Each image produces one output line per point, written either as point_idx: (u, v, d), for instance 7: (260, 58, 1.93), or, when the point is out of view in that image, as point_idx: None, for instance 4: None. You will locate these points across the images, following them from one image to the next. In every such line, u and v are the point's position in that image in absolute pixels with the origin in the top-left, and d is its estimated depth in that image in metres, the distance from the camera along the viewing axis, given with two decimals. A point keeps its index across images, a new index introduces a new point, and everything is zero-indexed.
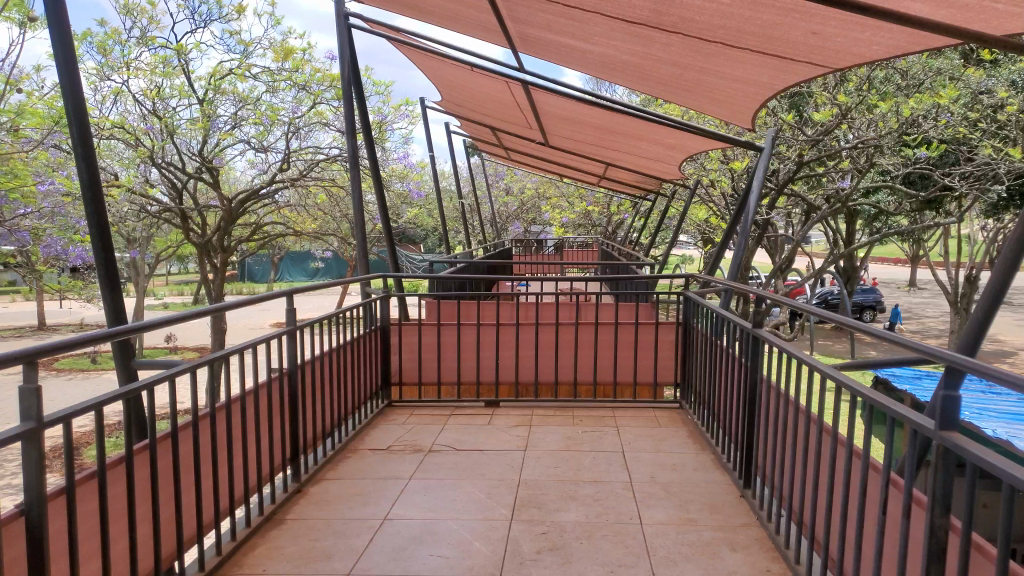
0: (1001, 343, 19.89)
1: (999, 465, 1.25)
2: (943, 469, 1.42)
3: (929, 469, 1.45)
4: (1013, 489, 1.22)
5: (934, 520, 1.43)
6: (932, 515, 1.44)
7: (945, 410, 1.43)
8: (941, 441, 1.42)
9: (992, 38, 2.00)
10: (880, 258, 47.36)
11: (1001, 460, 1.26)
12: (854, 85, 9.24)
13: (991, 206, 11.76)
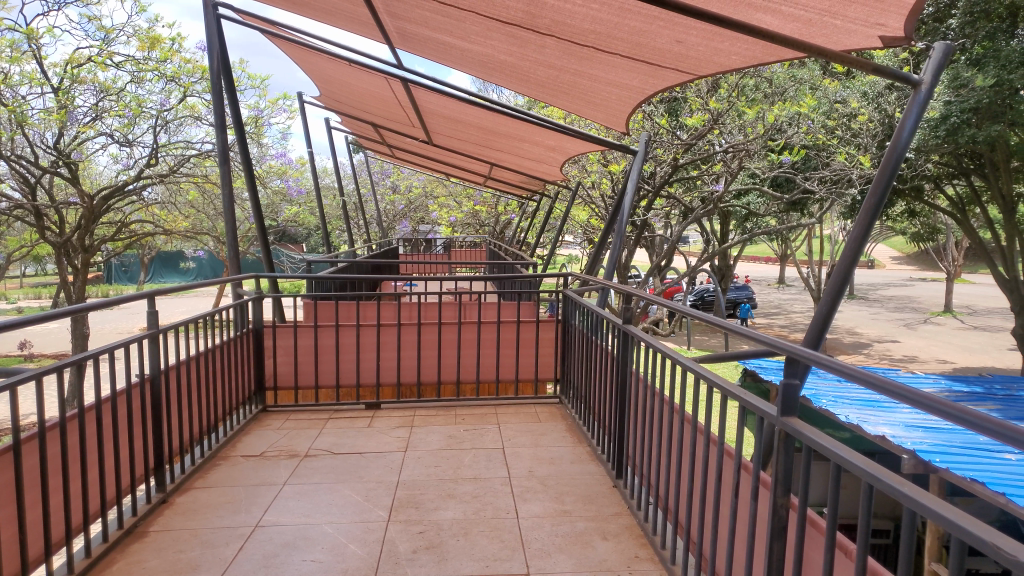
0: (858, 336, 21.44)
1: (829, 446, 1.36)
2: (783, 451, 1.52)
3: (772, 453, 1.56)
4: (839, 467, 1.33)
5: (777, 500, 1.53)
6: (775, 495, 1.55)
7: (786, 398, 1.54)
8: (782, 426, 1.52)
9: (830, 53, 2.18)
10: (751, 258, 50.14)
11: (831, 441, 1.37)
12: (724, 91, 9.72)
13: (847, 209, 12.67)
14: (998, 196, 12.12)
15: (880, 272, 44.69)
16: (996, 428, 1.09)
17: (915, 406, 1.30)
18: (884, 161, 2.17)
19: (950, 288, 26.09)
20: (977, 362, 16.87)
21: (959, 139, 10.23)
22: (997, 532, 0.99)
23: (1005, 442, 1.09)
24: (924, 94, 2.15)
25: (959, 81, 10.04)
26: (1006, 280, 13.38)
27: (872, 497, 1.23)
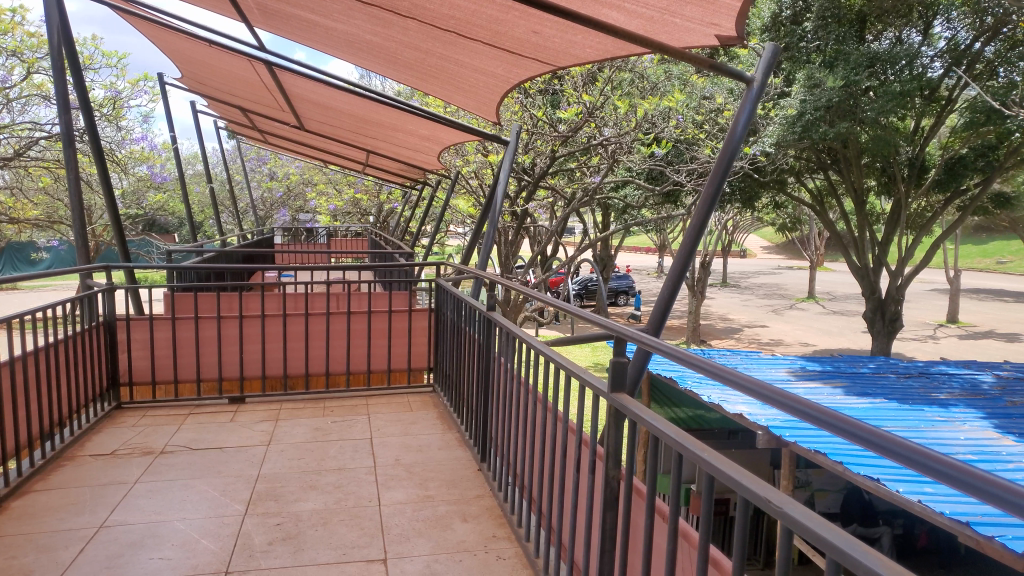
0: (729, 321, 22.67)
1: (648, 418, 1.49)
2: (613, 425, 1.65)
3: (604, 427, 1.68)
4: (657, 436, 1.46)
5: (608, 472, 1.67)
6: (608, 468, 1.68)
7: (615, 375, 1.67)
8: (611, 401, 1.65)
9: (672, 49, 2.30)
10: (632, 248, 51.87)
11: (650, 414, 1.50)
12: (599, 84, 9.98)
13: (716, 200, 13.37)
14: (851, 189, 13.09)
15: (749, 261, 47.34)
16: (782, 399, 1.25)
17: (726, 382, 1.44)
18: (721, 153, 2.32)
19: (812, 275, 27.97)
20: (833, 345, 18.19)
21: (813, 136, 10.73)
22: (775, 489, 1.13)
23: (790, 411, 1.24)
24: (756, 90, 2.31)
25: (812, 81, 10.64)
26: (858, 267, 14.41)
27: (682, 465, 1.37)
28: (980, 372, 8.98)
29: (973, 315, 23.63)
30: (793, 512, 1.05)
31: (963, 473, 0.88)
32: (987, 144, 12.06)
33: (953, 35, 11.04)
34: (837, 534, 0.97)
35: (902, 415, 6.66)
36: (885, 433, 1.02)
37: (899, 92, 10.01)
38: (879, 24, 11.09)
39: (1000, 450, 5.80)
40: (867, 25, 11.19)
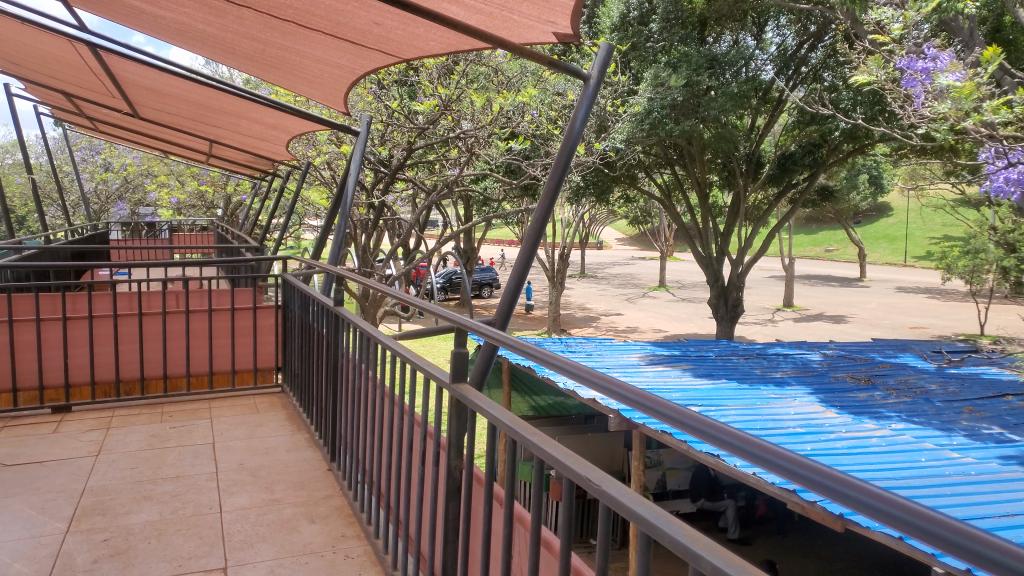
0: (587, 310, 23.43)
1: (486, 407, 1.53)
2: (454, 414, 1.69)
3: (445, 418, 1.71)
4: (494, 424, 1.51)
5: (451, 463, 1.72)
6: (450, 459, 1.72)
7: (457, 365, 1.70)
8: (452, 391, 1.68)
9: (512, 45, 2.33)
10: (492, 240, 52.52)
11: (488, 402, 1.55)
12: (453, 77, 9.97)
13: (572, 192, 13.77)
14: (697, 182, 13.84)
15: (605, 252, 49.00)
16: (606, 383, 1.32)
17: (559, 369, 1.50)
18: (562, 145, 2.38)
19: (663, 265, 29.39)
20: (683, 331, 19.24)
21: (661, 133, 11.25)
22: (594, 467, 1.19)
23: (613, 396, 1.31)
24: (592, 87, 2.41)
25: (657, 80, 11.17)
26: (703, 256, 15.28)
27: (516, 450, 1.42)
28: (809, 351, 9.79)
29: (804, 300, 25.70)
30: (609, 488, 1.11)
31: (742, 441, 0.98)
32: (813, 141, 13.18)
33: (782, 41, 12.03)
34: (645, 505, 1.05)
35: (741, 394, 7.15)
36: (687, 410, 1.10)
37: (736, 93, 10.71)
38: (717, 27, 11.85)
39: (824, 422, 6.37)
40: (707, 27, 11.85)
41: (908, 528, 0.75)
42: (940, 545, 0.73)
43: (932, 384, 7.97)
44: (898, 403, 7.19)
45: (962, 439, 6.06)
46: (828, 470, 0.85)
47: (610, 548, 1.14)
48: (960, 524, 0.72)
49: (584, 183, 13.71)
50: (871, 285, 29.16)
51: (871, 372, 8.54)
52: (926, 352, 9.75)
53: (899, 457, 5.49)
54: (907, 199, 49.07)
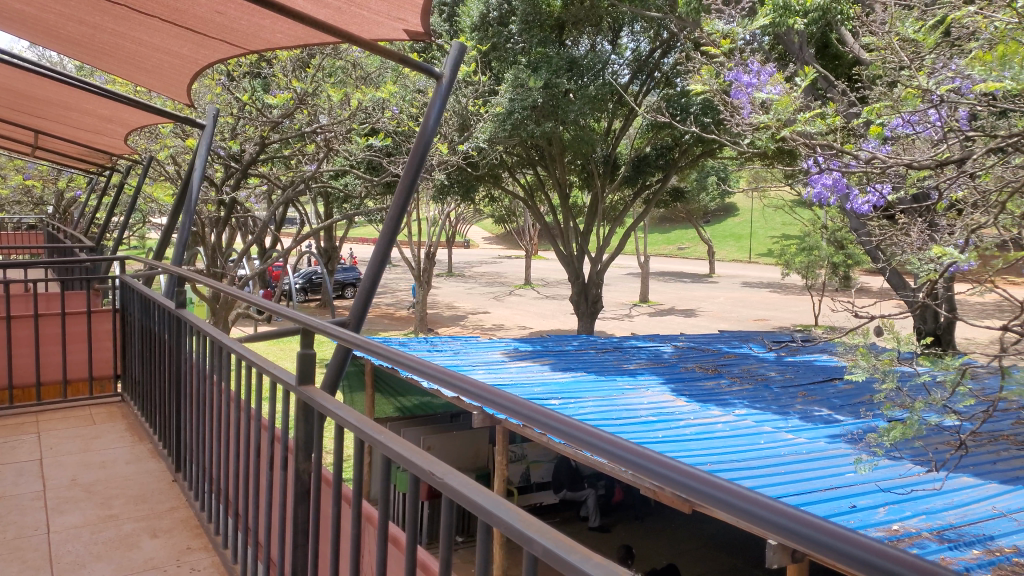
0: (453, 309, 23.46)
1: (333, 408, 1.53)
2: (300, 416, 1.66)
3: (292, 421, 1.68)
4: (341, 425, 1.50)
5: (299, 465, 1.69)
6: (298, 462, 1.70)
7: (304, 366, 1.67)
8: (299, 394, 1.65)
9: (363, 40, 2.31)
10: (356, 238, 51.52)
11: (335, 403, 1.54)
12: (309, 71, 9.70)
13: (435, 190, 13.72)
14: (558, 183, 14.18)
15: (471, 251, 49.31)
16: (454, 379, 1.36)
17: (407, 369, 1.53)
18: (416, 141, 2.38)
19: (527, 263, 29.90)
20: (547, 327, 19.68)
21: (521, 133, 11.46)
22: (438, 461, 1.23)
23: (461, 393, 1.34)
24: (445, 86, 2.43)
25: (517, 81, 11.35)
26: (565, 255, 15.66)
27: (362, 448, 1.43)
28: (662, 344, 10.30)
29: (659, 295, 26.98)
30: (450, 481, 1.14)
31: (593, 437, 1.02)
32: (665, 145, 13.86)
33: (636, 46, 12.51)
34: (485, 495, 1.08)
35: (599, 386, 7.42)
36: (530, 402, 1.16)
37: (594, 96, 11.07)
38: (575, 31, 12.19)
39: (675, 410, 6.74)
40: (565, 31, 12.16)
41: (720, 504, 0.84)
42: (742, 517, 0.83)
43: (771, 372, 8.60)
44: (741, 390, 7.71)
45: (797, 421, 6.60)
46: (658, 456, 0.94)
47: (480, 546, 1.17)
48: (760, 496, 0.83)
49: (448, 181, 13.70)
50: (720, 281, 31.03)
51: (717, 362, 9.11)
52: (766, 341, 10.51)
53: (740, 440, 5.90)
54: (750, 199, 52.62)
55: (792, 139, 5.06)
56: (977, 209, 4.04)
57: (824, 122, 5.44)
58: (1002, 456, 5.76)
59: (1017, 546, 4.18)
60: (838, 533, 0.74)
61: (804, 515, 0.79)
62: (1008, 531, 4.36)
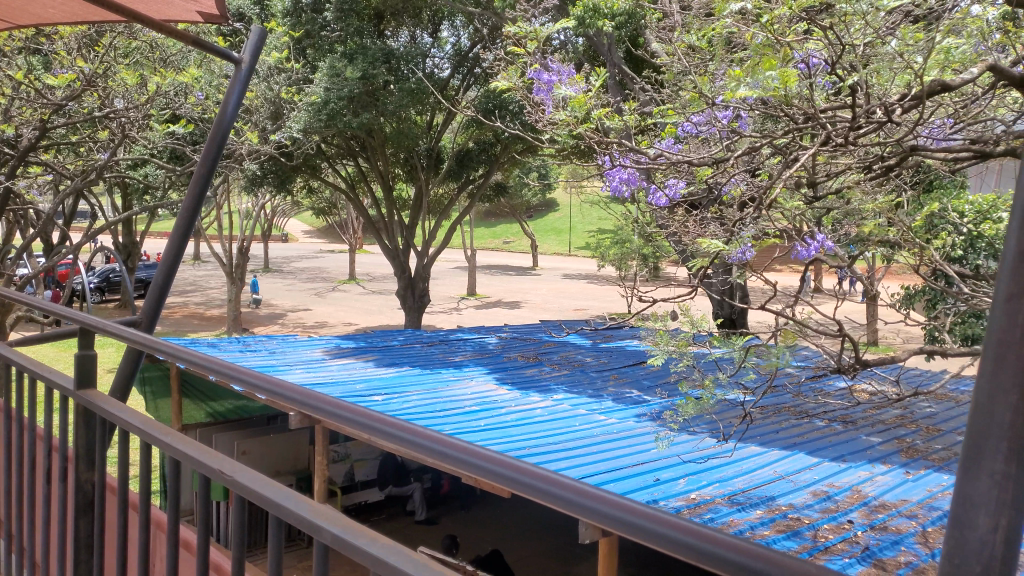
0: (272, 307, 22.49)
1: (117, 412, 1.59)
2: (82, 422, 1.68)
3: (73, 428, 1.69)
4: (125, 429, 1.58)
5: (81, 475, 1.71)
6: (80, 472, 1.71)
7: (83, 369, 1.69)
8: (79, 399, 1.67)
9: (152, 21, 2.17)
10: (161, 234, 47.86)
11: (119, 407, 1.60)
12: (96, 49, 8.88)
13: (247, 181, 13.05)
14: (380, 176, 13.96)
15: (291, 245, 47.50)
16: (283, 391, 1.52)
17: (215, 375, 1.67)
18: (212, 130, 2.29)
19: (350, 258, 29.29)
20: (372, 324, 19.38)
21: (338, 124, 11.19)
22: (233, 463, 1.39)
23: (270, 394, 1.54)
24: (245, 72, 2.34)
25: (333, 70, 11.07)
26: (389, 249, 15.44)
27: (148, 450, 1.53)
28: (485, 335, 10.49)
29: (484, 288, 27.44)
30: (241, 480, 1.31)
31: (434, 444, 1.21)
32: (486, 140, 14.07)
33: (457, 40, 12.58)
34: (295, 502, 1.23)
35: (422, 379, 7.46)
36: (364, 411, 1.35)
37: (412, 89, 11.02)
38: (394, 22, 12.06)
39: (496, 398, 6.91)
40: (383, 21, 11.98)
41: (531, 489, 1.06)
42: (559, 503, 1.05)
43: (587, 358, 9.03)
44: (559, 376, 8.04)
45: (610, 403, 7.00)
46: (495, 457, 1.13)
47: (281, 550, 1.29)
48: (561, 481, 1.06)
49: (262, 172, 13.09)
50: (542, 273, 32.10)
51: (538, 351, 9.44)
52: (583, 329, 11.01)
53: (558, 424, 6.18)
54: (569, 195, 54.79)
55: (588, 137, 5.39)
56: (753, 203, 4.44)
57: (623, 122, 5.82)
58: (783, 425, 6.44)
59: (792, 503, 4.71)
60: (626, 506, 0.98)
61: (610, 496, 1.00)
62: (785, 491, 4.90)
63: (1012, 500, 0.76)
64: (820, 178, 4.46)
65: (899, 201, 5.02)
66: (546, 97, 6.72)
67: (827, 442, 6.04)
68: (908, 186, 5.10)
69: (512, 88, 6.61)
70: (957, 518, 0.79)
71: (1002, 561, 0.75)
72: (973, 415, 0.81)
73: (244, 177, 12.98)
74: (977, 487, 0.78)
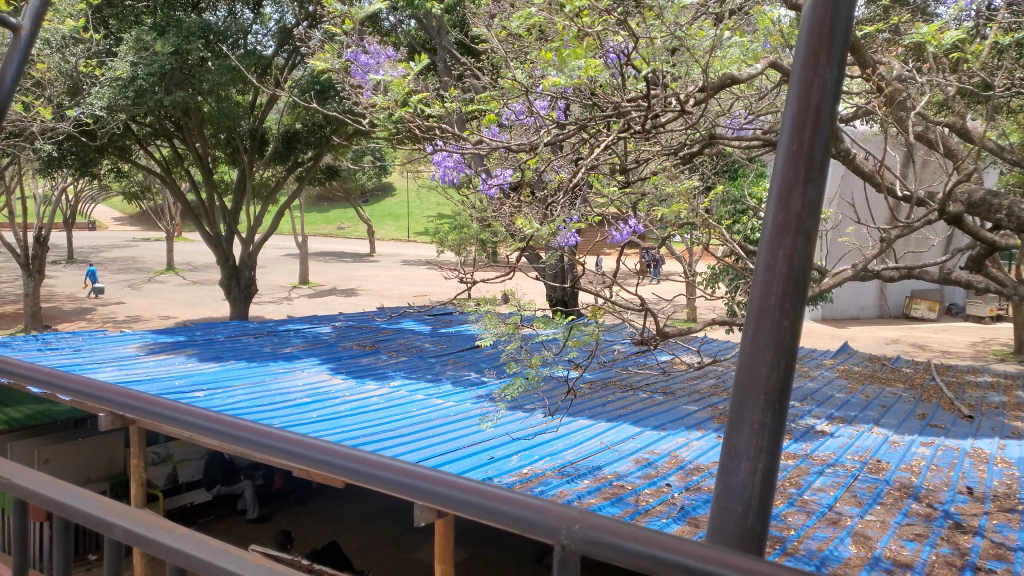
0: (78, 301, 20.52)
1: None
2: None
3: None
4: None
5: None
6: None
7: None
8: None
9: None
10: None
11: None
12: None
13: (41, 163, 11.74)
14: (198, 158, 13.05)
15: (100, 232, 43.52)
16: (96, 392, 1.57)
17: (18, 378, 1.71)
18: None
19: (167, 247, 27.29)
20: (195, 317, 18.20)
21: (147, 103, 10.34)
22: (14, 467, 1.48)
23: (76, 392, 1.61)
24: (24, 40, 2.12)
25: (140, 43, 10.20)
26: (211, 236, 14.48)
27: None
28: (319, 325, 10.20)
29: (317, 276, 26.60)
30: (24, 483, 1.41)
31: (263, 436, 1.31)
32: (315, 122, 13.49)
33: (281, 17, 11.85)
34: (85, 502, 1.34)
35: (249, 372, 7.15)
36: (193, 411, 1.43)
37: (232, 66, 10.41)
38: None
39: (330, 389, 6.74)
40: None
41: (365, 475, 1.19)
42: (389, 485, 1.18)
43: (425, 344, 9.03)
44: (396, 362, 8.00)
45: (447, 387, 7.05)
46: (324, 447, 1.25)
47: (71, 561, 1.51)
48: (373, 458, 1.21)
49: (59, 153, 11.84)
50: (378, 260, 31.61)
51: (374, 338, 9.31)
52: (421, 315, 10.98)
53: (394, 411, 6.15)
54: (403, 180, 54.18)
55: (410, 121, 5.38)
56: (570, 191, 4.64)
57: (444, 107, 5.82)
58: (610, 398, 6.80)
59: (617, 472, 5.00)
60: (460, 485, 1.13)
61: (438, 476, 1.15)
62: (611, 460, 5.19)
63: (764, 454, 1.54)
64: (631, 165, 4.74)
65: (705, 185, 5.42)
66: (365, 80, 6.57)
67: (649, 412, 6.45)
68: (710, 173, 5.53)
69: (331, 70, 6.46)
70: (736, 450, 1.56)
71: (758, 485, 1.53)
72: (739, 408, 1.58)
73: (36, 157, 11.66)
74: (746, 446, 1.55)
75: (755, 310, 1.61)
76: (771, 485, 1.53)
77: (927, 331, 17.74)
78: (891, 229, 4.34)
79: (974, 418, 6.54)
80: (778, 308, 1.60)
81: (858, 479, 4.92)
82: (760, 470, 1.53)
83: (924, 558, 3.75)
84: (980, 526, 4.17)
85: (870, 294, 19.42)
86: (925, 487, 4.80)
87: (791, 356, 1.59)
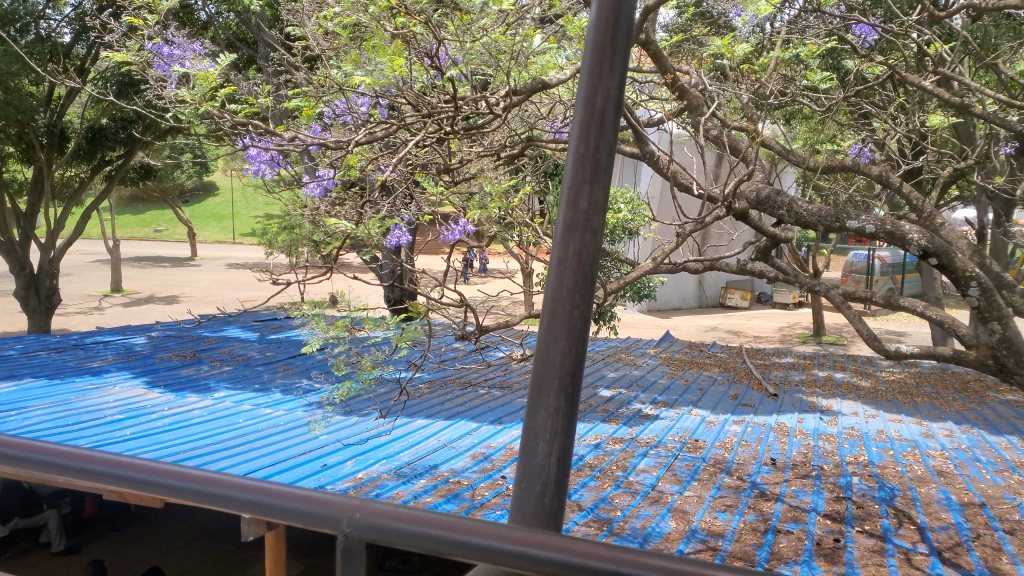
0: None
1: None
2: None
3: None
4: None
5: None
6: None
7: None
8: None
9: None
10: None
11: None
12: None
13: None
14: None
15: None
16: None
17: None
18: None
19: None
20: None
21: None
22: None
23: None
24: None
25: None
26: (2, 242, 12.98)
27: None
28: (132, 336, 9.46)
29: (132, 283, 24.62)
30: None
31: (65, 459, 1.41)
32: (126, 116, 12.38)
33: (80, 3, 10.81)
34: None
35: (50, 391, 6.49)
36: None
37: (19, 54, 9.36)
38: None
39: (145, 403, 6.29)
40: None
41: (173, 488, 1.34)
42: (198, 496, 1.34)
43: (251, 351, 8.63)
44: (220, 373, 7.58)
45: (277, 395, 6.78)
46: (133, 466, 1.38)
47: None
48: (205, 476, 1.36)
49: None
50: (201, 263, 29.77)
51: (195, 348, 8.76)
52: (249, 322, 10.48)
53: (219, 423, 5.83)
54: (229, 178, 51.28)
55: (221, 118, 5.10)
56: (391, 192, 4.65)
57: (262, 105, 5.57)
58: (449, 396, 6.88)
59: (453, 468, 5.05)
60: (257, 489, 1.31)
61: (239, 483, 1.33)
62: (447, 458, 5.24)
63: (558, 437, 1.90)
64: (455, 165, 4.81)
65: (530, 185, 5.57)
66: (170, 75, 6.12)
67: (486, 408, 6.56)
68: (534, 173, 5.70)
69: (130, 64, 5.98)
70: (534, 432, 1.91)
71: (554, 463, 1.89)
72: (537, 396, 1.92)
73: None
74: (544, 431, 1.90)
75: (551, 304, 1.95)
76: (564, 462, 1.90)
77: (740, 318, 19.32)
78: (686, 224, 4.67)
79: (777, 396, 7.23)
80: (570, 300, 1.94)
81: (678, 458, 5.30)
82: (555, 452, 1.88)
83: (733, 527, 4.11)
84: (780, 493, 4.62)
85: (690, 286, 20.86)
86: (735, 462, 5.25)
87: (581, 346, 1.93)
